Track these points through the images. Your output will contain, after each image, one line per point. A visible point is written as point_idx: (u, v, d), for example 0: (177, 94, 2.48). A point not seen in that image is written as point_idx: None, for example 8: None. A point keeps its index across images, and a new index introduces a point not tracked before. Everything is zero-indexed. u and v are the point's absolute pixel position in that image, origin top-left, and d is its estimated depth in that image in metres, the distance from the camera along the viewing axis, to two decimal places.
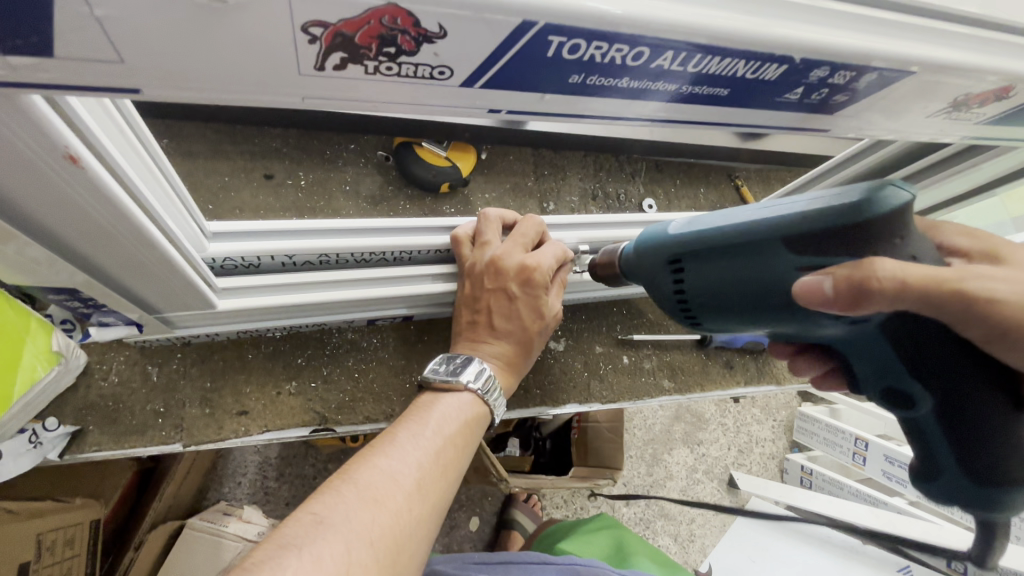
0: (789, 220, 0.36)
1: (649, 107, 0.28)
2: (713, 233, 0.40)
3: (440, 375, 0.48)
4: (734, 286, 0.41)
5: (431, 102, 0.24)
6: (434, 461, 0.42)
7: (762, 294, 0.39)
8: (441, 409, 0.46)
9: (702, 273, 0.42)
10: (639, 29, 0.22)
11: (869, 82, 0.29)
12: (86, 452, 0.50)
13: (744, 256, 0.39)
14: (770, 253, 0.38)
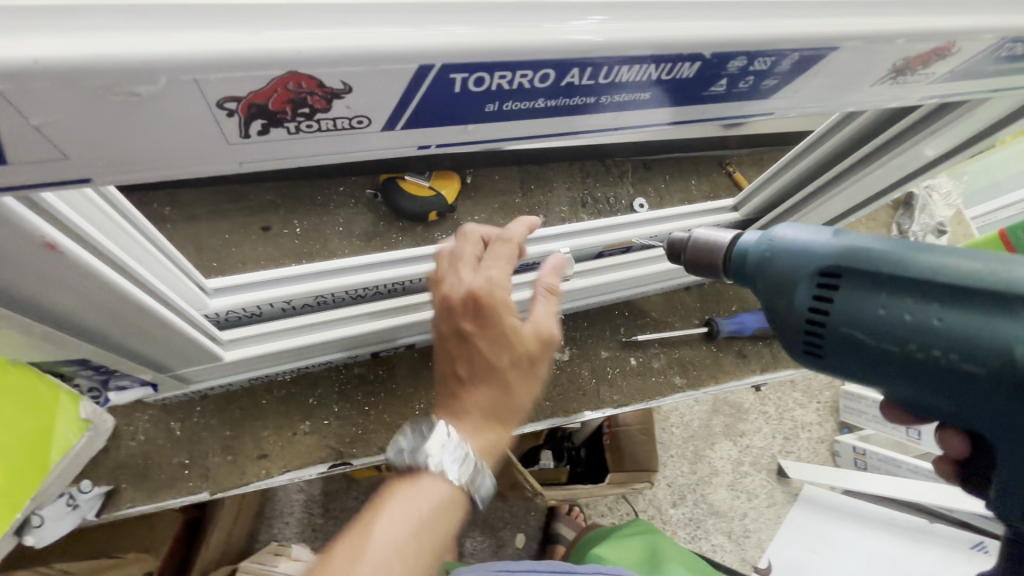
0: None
1: (576, 121, 0.29)
2: (890, 260, 0.35)
3: (406, 456, 0.43)
4: (909, 331, 0.35)
5: (361, 149, 0.26)
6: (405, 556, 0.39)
7: (936, 345, 0.34)
8: (410, 501, 0.41)
9: (869, 299, 0.36)
10: (537, 55, 0.23)
11: (793, 62, 0.29)
12: (122, 509, 0.53)
13: (947, 304, 0.34)
14: (992, 308, 0.33)
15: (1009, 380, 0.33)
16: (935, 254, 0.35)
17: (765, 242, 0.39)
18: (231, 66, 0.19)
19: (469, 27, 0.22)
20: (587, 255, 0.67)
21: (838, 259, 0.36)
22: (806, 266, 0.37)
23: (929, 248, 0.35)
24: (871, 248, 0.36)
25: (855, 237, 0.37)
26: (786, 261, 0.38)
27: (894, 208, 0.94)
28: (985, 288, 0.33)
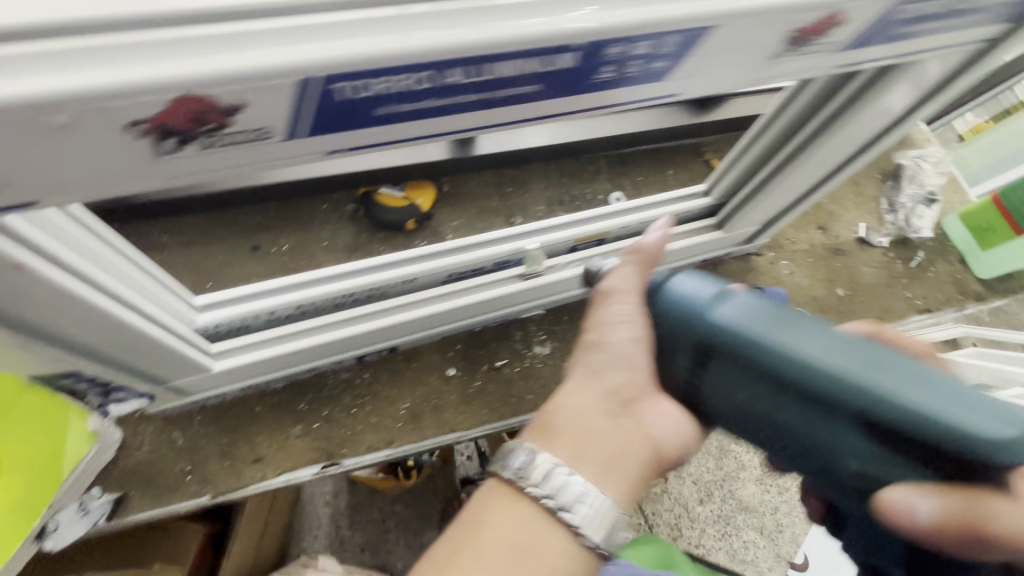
0: (865, 394, 0.38)
1: (476, 116, 0.31)
2: (759, 353, 0.41)
3: (512, 469, 0.42)
4: (759, 416, 0.43)
5: (276, 157, 0.29)
6: (519, 554, 0.40)
7: (776, 431, 0.42)
8: (522, 513, 0.41)
9: (730, 379, 0.43)
10: (411, 60, 0.25)
11: (675, 44, 0.31)
12: (131, 515, 0.57)
13: (797, 400, 0.41)
14: (828, 411, 0.40)
15: (831, 475, 0.41)
16: (801, 353, 0.40)
17: (665, 305, 0.45)
18: (127, 93, 0.22)
19: (344, 37, 0.24)
20: (559, 249, 0.69)
21: (711, 344, 0.43)
22: (686, 344, 0.44)
23: (800, 344, 0.40)
24: (743, 338, 0.41)
25: (738, 323, 0.42)
26: (673, 335, 0.45)
27: (882, 181, 0.93)
28: (825, 394, 0.39)
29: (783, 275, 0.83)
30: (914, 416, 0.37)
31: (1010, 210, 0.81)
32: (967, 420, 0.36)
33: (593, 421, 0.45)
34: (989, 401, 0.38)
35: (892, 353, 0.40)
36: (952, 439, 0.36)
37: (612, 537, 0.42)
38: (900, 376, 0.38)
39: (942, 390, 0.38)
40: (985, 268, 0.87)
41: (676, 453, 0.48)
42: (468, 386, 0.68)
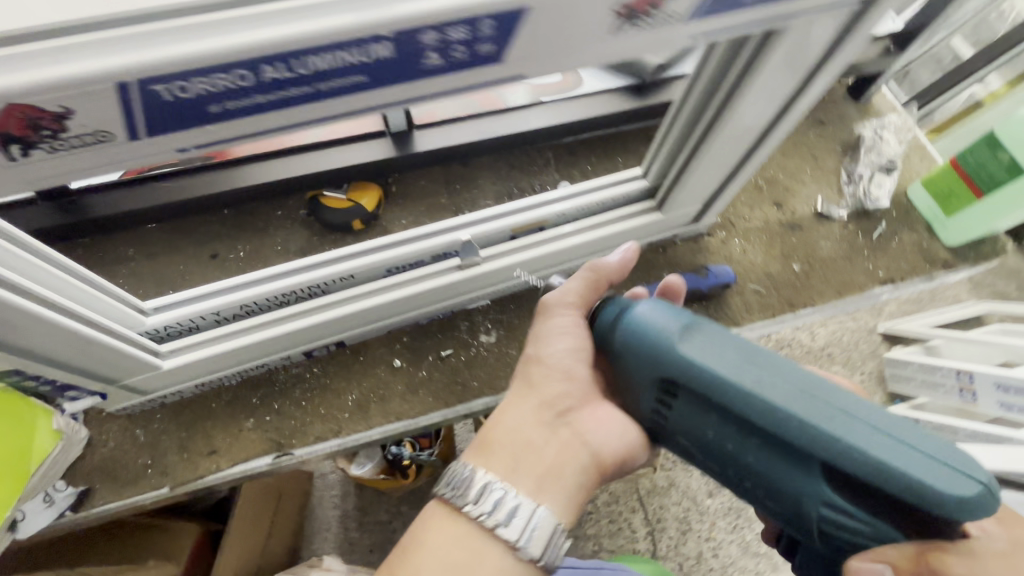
0: (828, 439, 0.46)
1: (315, 109, 0.34)
2: (727, 395, 0.50)
3: (448, 486, 0.54)
4: (729, 448, 0.52)
5: (128, 157, 0.32)
6: (449, 557, 0.50)
7: (743, 462, 0.52)
8: (453, 524, 0.52)
9: (695, 409, 0.53)
10: (218, 60, 0.28)
11: (493, 27, 0.33)
12: (95, 505, 0.62)
13: (763, 440, 0.50)
14: (793, 452, 0.49)
15: (795, 507, 0.51)
16: (768, 399, 0.48)
17: (636, 345, 0.55)
18: None
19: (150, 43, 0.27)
20: (497, 239, 0.71)
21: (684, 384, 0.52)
22: (659, 379, 0.54)
23: (767, 390, 0.49)
24: (712, 378, 0.50)
25: (708, 364, 0.51)
26: (649, 372, 0.55)
27: (842, 154, 0.92)
28: (786, 434, 0.48)
29: (735, 253, 0.83)
30: (875, 467, 0.45)
31: (967, 172, 0.79)
32: (923, 472, 0.44)
33: (529, 434, 0.56)
34: (949, 456, 0.45)
35: (858, 403, 0.48)
36: (900, 484, 0.44)
37: (545, 547, 0.52)
38: (862, 426, 0.46)
39: (898, 441, 0.45)
40: (951, 235, 0.85)
41: (609, 452, 0.59)
42: (413, 376, 0.71)
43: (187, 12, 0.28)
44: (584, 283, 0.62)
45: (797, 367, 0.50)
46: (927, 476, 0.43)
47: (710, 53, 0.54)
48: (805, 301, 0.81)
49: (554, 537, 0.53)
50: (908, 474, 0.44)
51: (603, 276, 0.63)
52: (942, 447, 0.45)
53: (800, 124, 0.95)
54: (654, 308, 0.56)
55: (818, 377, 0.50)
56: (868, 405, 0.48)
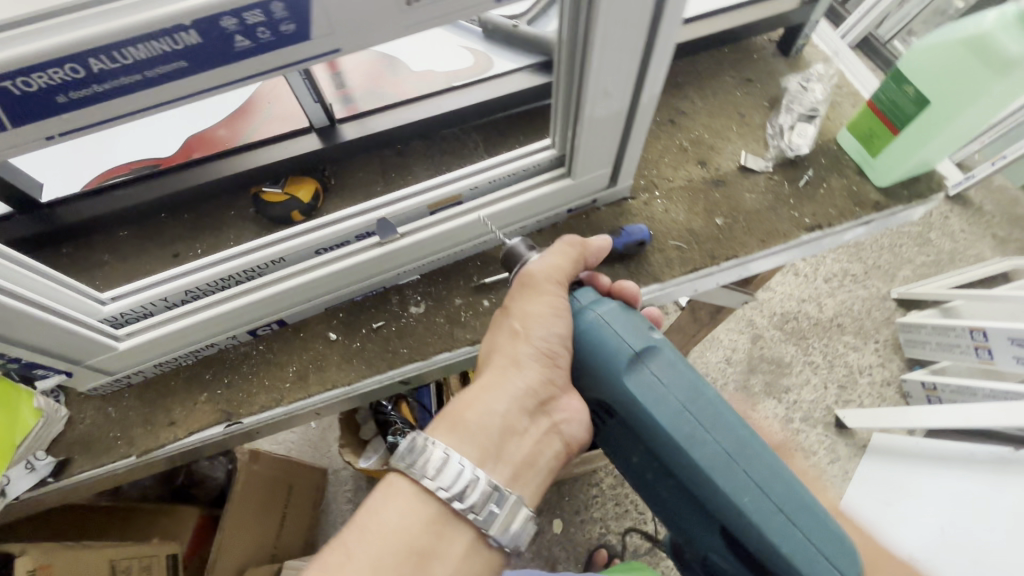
0: (724, 483, 0.55)
1: (153, 93, 0.41)
2: (658, 427, 0.56)
3: (413, 462, 0.52)
4: (648, 465, 0.61)
5: (5, 146, 0.40)
6: (407, 538, 0.50)
7: (656, 475, 0.61)
8: (414, 507, 0.51)
9: (623, 427, 0.60)
10: (46, 58, 0.35)
11: (284, 8, 0.39)
12: (74, 472, 0.71)
13: (674, 468, 0.58)
14: (697, 486, 0.57)
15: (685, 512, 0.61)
16: (690, 444, 0.56)
17: (591, 359, 0.60)
18: None
19: None
20: (416, 216, 0.75)
21: (618, 410, 0.59)
22: (600, 397, 0.61)
23: (690, 435, 0.56)
24: (646, 412, 0.57)
25: (646, 399, 0.57)
26: (593, 387, 0.61)
27: (768, 109, 0.94)
28: (694, 465, 0.56)
29: (657, 213, 0.85)
30: (760, 513, 0.55)
31: (882, 110, 0.79)
32: (795, 523, 0.55)
33: (511, 420, 0.57)
34: (832, 531, 0.55)
35: (771, 461, 0.56)
36: (760, 531, 0.55)
37: (515, 535, 0.54)
38: (760, 478, 0.56)
39: (782, 505, 0.55)
40: (882, 176, 0.84)
41: (579, 440, 0.63)
42: (348, 347, 0.78)
43: (11, 23, 0.34)
44: (561, 255, 0.64)
45: (732, 422, 0.57)
46: (784, 536, 0.55)
47: (560, 29, 0.59)
48: (729, 252, 0.82)
49: (523, 525, 0.54)
50: (782, 522, 0.55)
51: (579, 249, 0.65)
52: (816, 526, 0.55)
53: (727, 85, 0.97)
54: (618, 323, 0.60)
55: (746, 433, 0.57)
56: (778, 465, 0.57)
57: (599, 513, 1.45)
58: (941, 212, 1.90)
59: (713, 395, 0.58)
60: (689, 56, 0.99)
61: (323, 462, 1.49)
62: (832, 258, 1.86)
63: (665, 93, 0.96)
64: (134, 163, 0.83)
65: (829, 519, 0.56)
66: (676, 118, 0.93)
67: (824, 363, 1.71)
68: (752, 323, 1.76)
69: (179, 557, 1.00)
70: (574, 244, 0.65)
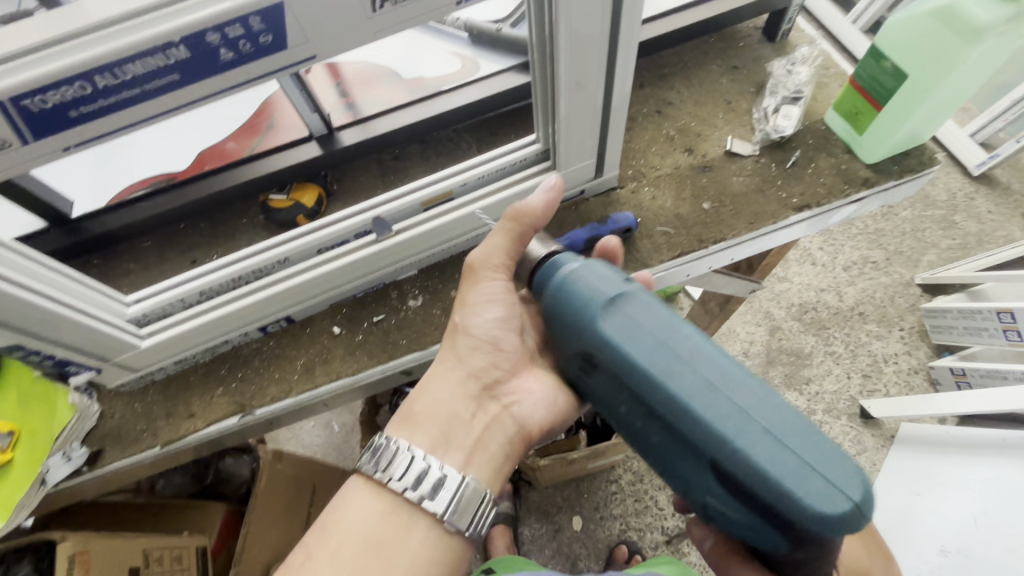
0: (708, 412, 0.53)
1: (153, 104, 0.46)
2: (633, 360, 0.56)
3: (367, 461, 0.58)
4: (636, 409, 0.58)
5: (30, 158, 0.46)
6: (366, 529, 0.56)
7: (645, 419, 0.58)
8: (372, 502, 0.57)
9: (604, 371, 0.59)
10: (59, 77, 0.41)
11: (261, 22, 0.43)
12: (105, 463, 0.78)
13: (658, 405, 0.55)
14: (684, 420, 0.54)
15: (683, 459, 0.57)
16: (666, 374, 0.54)
17: (565, 306, 0.61)
18: None
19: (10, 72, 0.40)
20: (409, 214, 0.79)
21: (595, 351, 0.59)
22: (577, 344, 0.61)
23: (666, 365, 0.55)
24: (620, 346, 0.56)
25: (619, 334, 0.57)
26: (569, 334, 0.61)
27: (754, 96, 0.96)
28: (675, 397, 0.54)
29: (645, 201, 0.87)
30: (748, 440, 0.51)
31: (865, 87, 0.80)
32: (789, 448, 0.50)
33: (457, 406, 0.63)
34: (834, 451, 0.50)
35: (755, 387, 0.53)
36: (758, 463, 0.51)
37: (472, 518, 0.59)
38: (744, 409, 0.52)
39: (779, 434, 0.51)
40: (869, 153, 0.84)
41: (534, 419, 0.68)
42: (351, 340, 0.82)
43: (29, 48, 0.40)
44: (504, 236, 0.64)
45: (709, 351, 0.55)
46: (786, 465, 0.50)
47: (529, 32, 0.62)
48: (718, 235, 0.83)
49: (478, 508, 0.59)
50: (774, 448, 0.50)
51: (525, 224, 0.64)
52: (821, 454, 0.50)
53: (713, 73, 0.99)
54: (590, 273, 0.60)
55: (726, 361, 0.55)
56: (763, 390, 0.53)
57: (618, 510, 1.45)
58: (965, 194, 1.81)
59: (688, 327, 0.57)
60: (674, 48, 1.02)
61: (347, 464, 1.54)
62: (851, 246, 1.77)
63: (652, 84, 0.98)
64: (153, 178, 0.91)
65: (828, 440, 0.51)
66: (663, 108, 0.95)
67: (846, 353, 1.62)
68: (770, 315, 1.68)
69: (207, 549, 1.07)
70: (517, 218, 0.64)
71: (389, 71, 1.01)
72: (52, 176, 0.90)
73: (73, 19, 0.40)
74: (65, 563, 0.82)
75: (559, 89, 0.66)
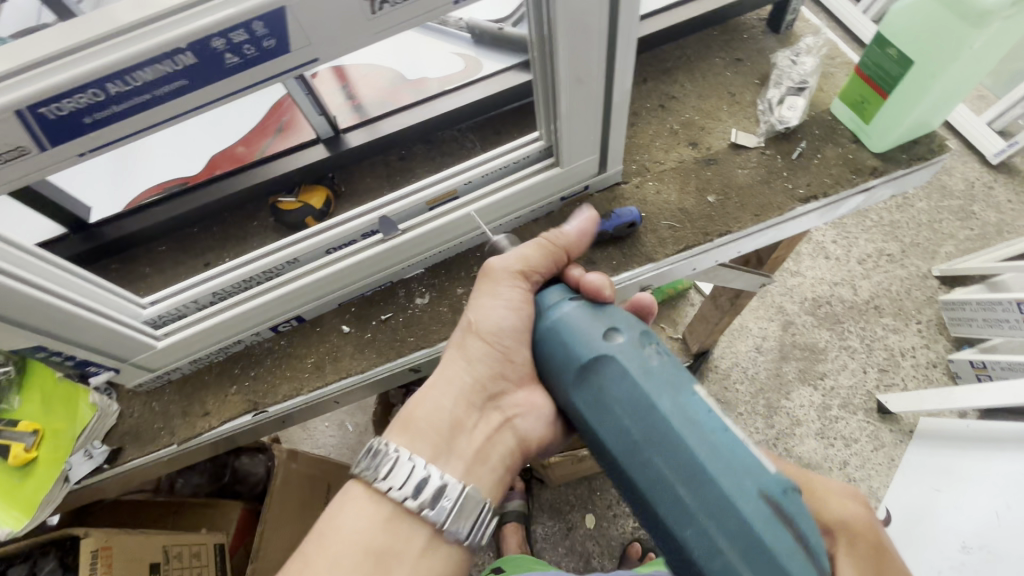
0: (673, 486, 0.55)
1: (162, 110, 0.48)
2: (607, 425, 0.58)
3: (366, 467, 0.58)
4: (609, 466, 0.61)
5: (48, 163, 0.48)
6: (364, 538, 0.55)
7: (616, 476, 0.61)
8: (370, 510, 0.57)
9: (581, 427, 0.62)
10: (73, 85, 0.42)
11: (264, 26, 0.45)
12: (124, 460, 0.80)
13: (626, 470, 0.58)
14: (649, 489, 0.56)
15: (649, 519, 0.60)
16: (637, 444, 0.57)
17: (549, 358, 0.63)
18: None
19: (27, 81, 0.42)
20: (415, 213, 0.80)
21: (573, 410, 0.61)
22: (559, 396, 0.63)
23: (636, 436, 0.56)
24: (595, 410, 0.59)
25: (594, 399, 0.59)
26: (552, 386, 0.64)
27: (758, 87, 0.95)
28: (643, 466, 0.56)
29: (649, 195, 0.87)
30: (702, 545, 0.54)
31: (870, 76, 0.79)
32: (743, 564, 0.52)
33: (460, 413, 0.64)
34: (791, 545, 0.52)
35: (726, 492, 0.53)
36: (713, 539, 0.53)
37: (471, 528, 0.59)
38: (707, 514, 0.53)
39: (742, 514, 0.53)
40: (877, 142, 0.84)
41: (533, 435, 0.69)
42: (361, 338, 0.84)
43: (45, 57, 0.42)
44: (537, 250, 0.66)
45: (683, 445, 0.55)
46: (741, 545, 0.52)
47: (528, 31, 0.63)
48: (723, 228, 0.82)
49: (478, 518, 0.59)
50: (727, 562, 0.52)
51: (559, 247, 0.67)
52: (779, 538, 0.52)
53: (717, 66, 0.99)
54: (574, 332, 0.61)
55: (698, 456, 0.54)
56: (734, 497, 0.53)
57: (631, 507, 1.44)
58: (983, 183, 1.77)
59: (664, 414, 0.56)
60: (676, 41, 1.02)
61: None
62: (865, 239, 1.74)
63: (655, 79, 0.98)
64: (166, 183, 0.93)
65: (791, 562, 0.51)
66: (667, 103, 0.95)
67: (862, 347, 1.59)
68: (783, 310, 1.66)
69: (225, 547, 1.08)
70: (553, 241, 0.67)
71: (395, 73, 1.03)
72: (70, 184, 0.92)
73: (85, 28, 0.42)
74: (88, 558, 0.85)
75: (560, 84, 0.66)
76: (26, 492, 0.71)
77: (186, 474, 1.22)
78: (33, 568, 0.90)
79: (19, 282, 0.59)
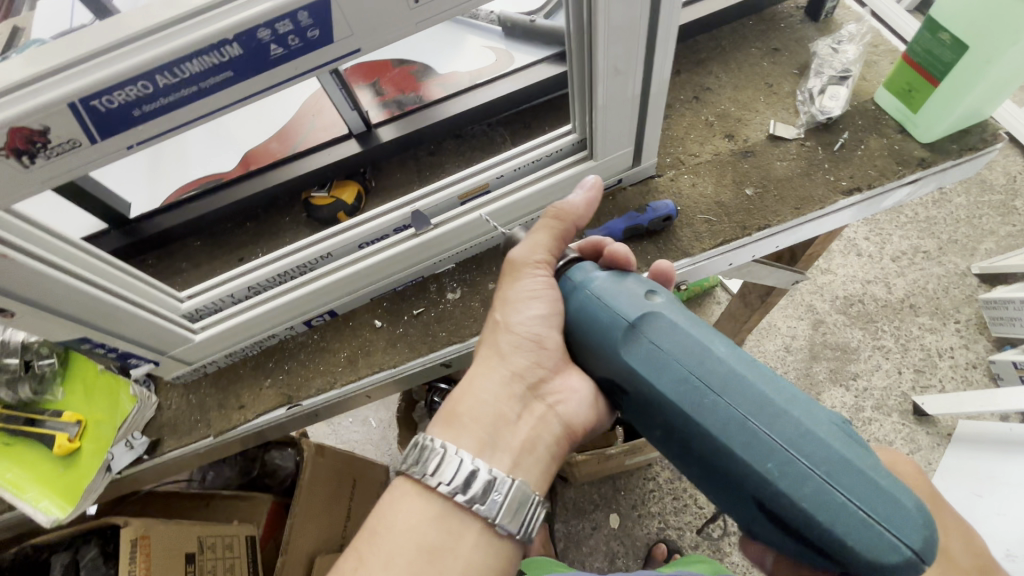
0: (753, 431, 0.53)
1: (207, 102, 0.48)
2: (666, 385, 0.56)
3: (411, 465, 0.58)
4: (673, 434, 0.58)
5: (97, 156, 0.49)
6: (415, 536, 0.55)
7: (682, 444, 0.57)
8: (419, 509, 0.57)
9: (637, 398, 0.59)
10: (123, 79, 0.43)
11: (309, 16, 0.45)
12: (163, 452, 0.81)
13: (696, 429, 0.55)
14: (723, 443, 0.54)
15: (729, 487, 0.55)
16: (702, 397, 0.55)
17: (592, 331, 0.61)
18: None
19: (79, 74, 0.42)
20: (448, 207, 0.79)
21: (627, 379, 0.59)
22: (608, 369, 0.61)
23: (700, 388, 0.55)
24: (652, 371, 0.57)
25: (648, 360, 0.57)
26: (600, 359, 0.61)
27: (796, 77, 0.93)
28: (713, 420, 0.54)
29: (684, 188, 0.85)
30: (790, 477, 0.51)
31: (919, 63, 0.76)
32: (835, 487, 0.49)
33: (501, 405, 0.63)
34: (883, 472, 0.50)
35: (801, 422, 0.52)
36: (802, 482, 0.50)
37: (523, 521, 0.58)
38: (785, 443, 0.52)
39: (828, 448, 0.51)
40: (925, 131, 0.80)
41: (578, 419, 0.67)
42: (392, 332, 0.84)
43: (98, 50, 0.42)
44: (547, 232, 0.65)
45: (745, 381, 0.54)
46: (838, 477, 0.50)
47: (567, 21, 0.62)
48: (762, 222, 0.80)
49: (528, 511, 0.59)
50: (819, 487, 0.50)
51: (567, 223, 0.66)
52: (872, 462, 0.51)
53: (753, 57, 0.96)
54: (612, 295, 0.61)
55: (765, 392, 0.54)
56: (807, 422, 0.52)
57: (656, 508, 1.42)
58: None
59: (721, 355, 0.56)
60: (710, 32, 1.00)
61: (384, 459, 1.56)
62: (900, 235, 1.68)
63: (689, 71, 0.96)
64: (202, 179, 0.95)
65: (885, 481, 0.49)
66: (701, 95, 0.93)
67: (896, 347, 1.54)
68: (812, 308, 1.62)
69: (256, 538, 1.10)
70: (559, 217, 0.66)
71: (425, 67, 1.03)
72: (109, 181, 0.95)
73: (139, 21, 0.42)
74: (129, 546, 0.87)
75: (598, 78, 0.65)
76: (66, 481, 0.72)
77: (217, 467, 1.27)
78: (76, 556, 0.92)
79: (65, 274, 0.60)
